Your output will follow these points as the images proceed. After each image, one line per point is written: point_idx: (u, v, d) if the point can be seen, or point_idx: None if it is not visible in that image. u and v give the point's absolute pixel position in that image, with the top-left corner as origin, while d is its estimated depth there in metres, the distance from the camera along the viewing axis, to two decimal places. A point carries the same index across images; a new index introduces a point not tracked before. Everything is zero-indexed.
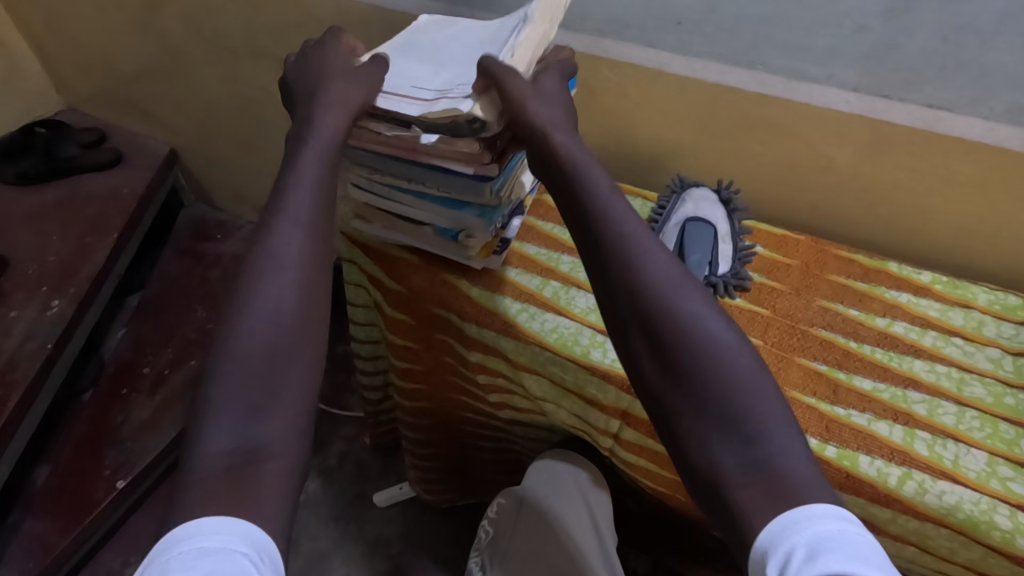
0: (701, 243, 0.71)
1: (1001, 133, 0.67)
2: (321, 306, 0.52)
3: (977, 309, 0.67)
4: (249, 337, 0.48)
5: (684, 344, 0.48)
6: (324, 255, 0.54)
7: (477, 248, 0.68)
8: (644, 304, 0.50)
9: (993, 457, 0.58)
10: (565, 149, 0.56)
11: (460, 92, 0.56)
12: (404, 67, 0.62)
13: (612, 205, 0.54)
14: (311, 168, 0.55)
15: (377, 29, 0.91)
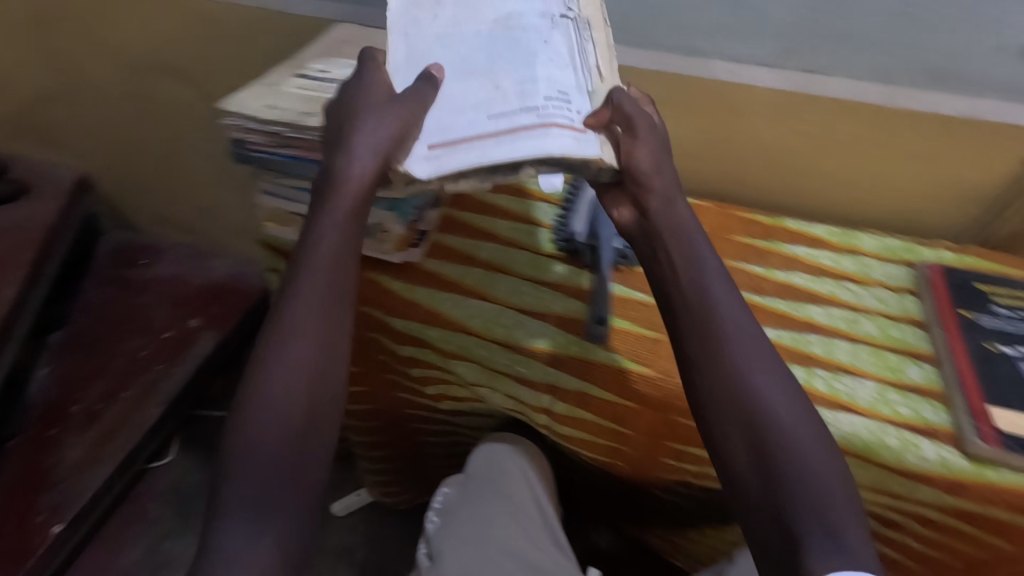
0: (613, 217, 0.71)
1: (867, 90, 0.72)
2: (331, 393, 0.53)
3: (863, 254, 0.73)
4: (268, 418, 0.50)
5: (744, 392, 0.50)
6: (338, 342, 0.54)
7: (393, 241, 0.69)
8: (702, 349, 0.52)
9: (883, 385, 0.61)
10: (659, 215, 0.56)
11: (562, 117, 0.51)
12: (461, 92, 0.54)
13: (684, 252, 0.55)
14: (326, 245, 0.54)
15: (282, 37, 0.91)
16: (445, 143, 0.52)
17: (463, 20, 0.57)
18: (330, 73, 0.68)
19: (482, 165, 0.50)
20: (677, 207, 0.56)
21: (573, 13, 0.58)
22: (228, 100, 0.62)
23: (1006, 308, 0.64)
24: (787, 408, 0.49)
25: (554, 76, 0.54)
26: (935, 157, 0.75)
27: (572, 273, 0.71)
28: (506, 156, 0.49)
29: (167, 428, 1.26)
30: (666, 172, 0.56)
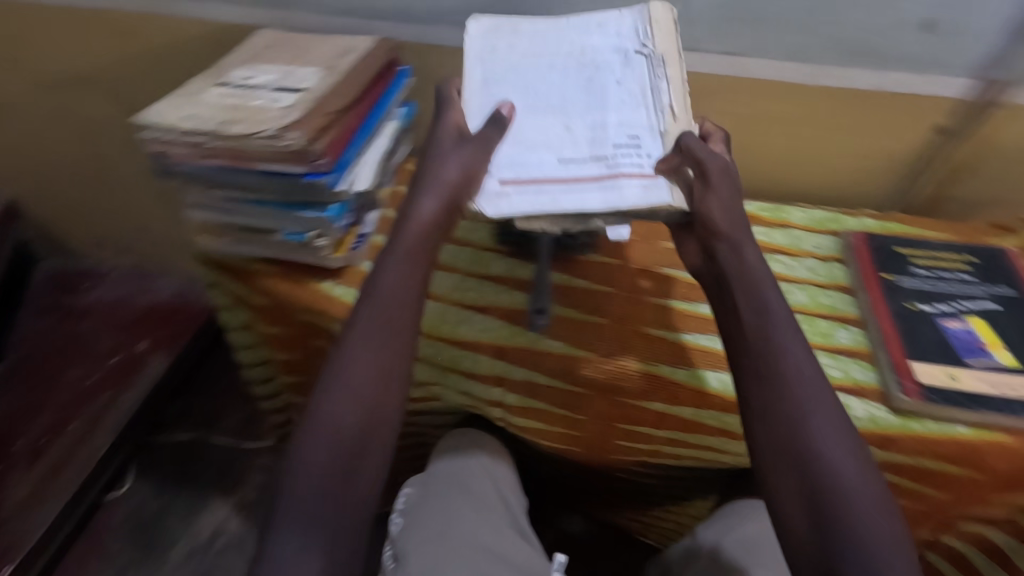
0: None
1: (784, 69, 0.74)
2: (382, 425, 0.53)
3: (793, 227, 0.76)
4: (322, 450, 0.51)
5: (798, 432, 0.48)
6: (395, 373, 0.54)
7: (330, 246, 0.68)
8: (757, 380, 0.50)
9: (815, 351, 0.64)
10: (726, 239, 0.55)
11: (631, 166, 0.54)
12: (532, 128, 0.58)
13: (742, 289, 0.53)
14: (388, 279, 0.56)
15: (204, 47, 0.88)
16: (514, 182, 0.55)
17: (538, 54, 0.61)
18: (253, 80, 0.67)
19: (553, 212, 0.53)
20: (746, 252, 0.54)
21: (647, 49, 0.60)
22: (146, 113, 0.61)
23: (925, 268, 0.68)
24: (845, 455, 0.47)
25: (625, 120, 0.57)
26: (852, 129, 0.79)
27: (514, 265, 0.72)
28: (576, 206, 0.53)
29: (118, 456, 1.20)
30: (732, 211, 0.55)
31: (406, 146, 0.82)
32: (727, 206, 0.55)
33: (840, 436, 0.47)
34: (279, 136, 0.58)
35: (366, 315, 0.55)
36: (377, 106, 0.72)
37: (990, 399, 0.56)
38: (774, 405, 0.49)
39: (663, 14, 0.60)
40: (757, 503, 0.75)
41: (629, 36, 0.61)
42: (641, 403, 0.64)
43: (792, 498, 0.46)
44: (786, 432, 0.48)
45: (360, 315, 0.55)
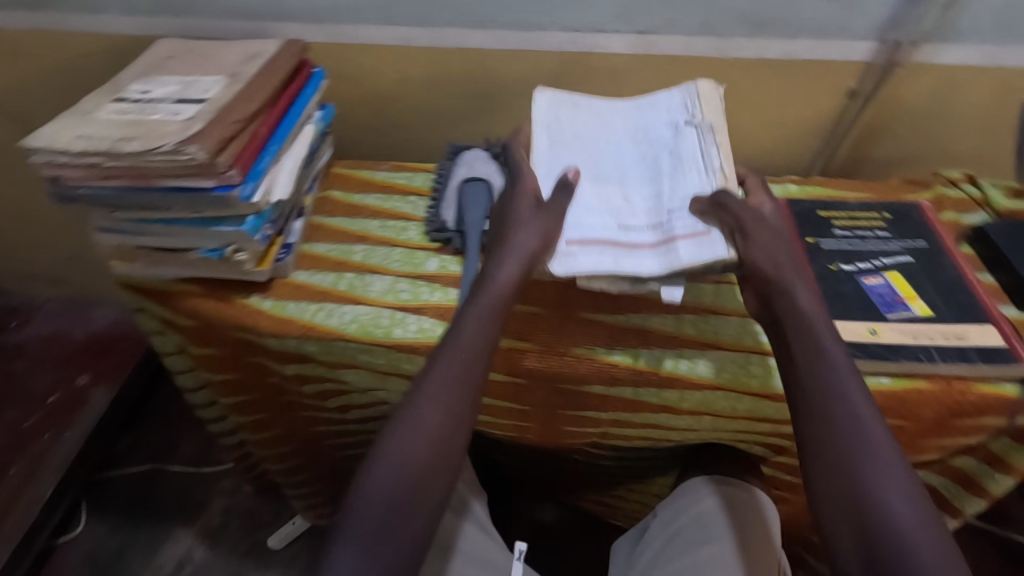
0: (478, 202, 0.72)
1: (699, 44, 0.75)
2: (443, 475, 0.52)
3: None
4: (380, 495, 0.50)
5: (854, 451, 0.47)
6: (461, 422, 0.53)
7: (251, 260, 0.65)
8: (812, 401, 0.50)
9: (746, 319, 0.65)
10: (779, 285, 0.55)
11: (683, 227, 0.57)
12: (593, 196, 0.62)
13: (801, 320, 0.53)
14: (471, 327, 0.56)
15: (110, 64, 0.84)
16: (577, 243, 0.58)
17: (598, 133, 0.67)
18: (151, 93, 0.64)
19: (612, 272, 0.55)
20: (795, 293, 0.55)
21: (695, 119, 0.65)
22: (33, 136, 0.57)
23: (844, 229, 0.70)
24: (900, 483, 0.46)
25: (678, 186, 0.61)
26: (771, 99, 0.80)
27: (446, 262, 0.71)
28: (635, 269, 0.56)
29: (67, 497, 1.14)
30: (783, 252, 0.56)
31: (330, 149, 0.80)
32: (777, 246, 0.57)
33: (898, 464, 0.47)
34: (178, 151, 0.55)
35: (440, 367, 0.55)
36: (292, 111, 0.69)
37: (906, 348, 0.58)
38: (832, 424, 0.48)
39: (712, 87, 0.66)
40: (722, 479, 0.72)
41: (679, 111, 0.67)
42: (582, 387, 0.63)
43: (845, 514, 0.45)
44: (842, 451, 0.47)
45: (435, 366, 0.55)
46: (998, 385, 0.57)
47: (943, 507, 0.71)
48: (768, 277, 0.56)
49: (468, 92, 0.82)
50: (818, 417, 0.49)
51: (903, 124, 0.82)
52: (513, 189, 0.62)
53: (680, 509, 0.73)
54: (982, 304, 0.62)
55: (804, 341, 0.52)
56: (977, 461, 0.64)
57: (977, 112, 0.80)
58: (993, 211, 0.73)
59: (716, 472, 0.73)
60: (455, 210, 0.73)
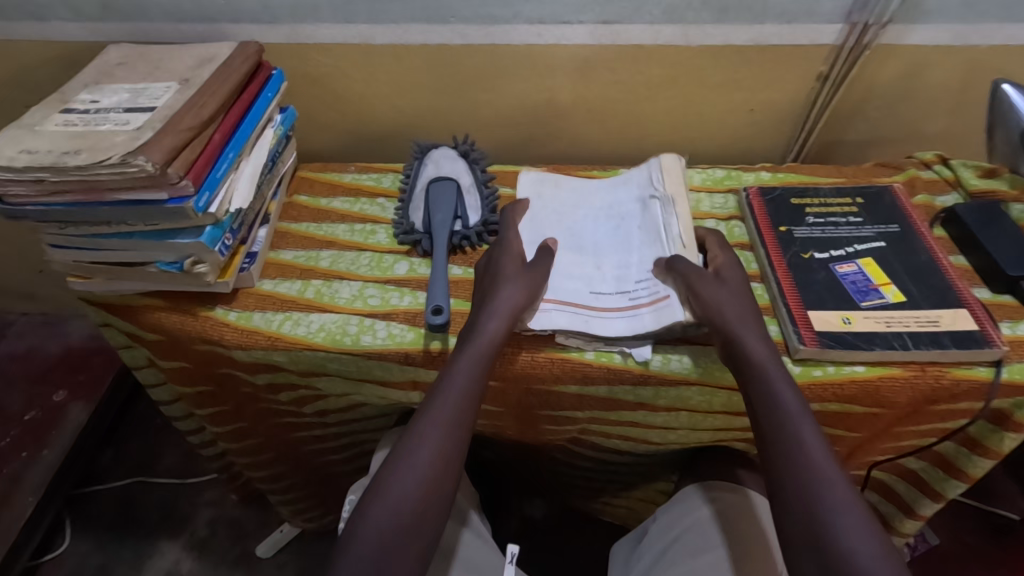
0: (447, 203, 0.71)
1: (666, 33, 0.74)
2: (435, 519, 0.53)
3: (692, 189, 0.76)
4: (374, 535, 0.51)
5: (808, 484, 0.49)
6: (453, 466, 0.54)
7: (212, 272, 0.63)
8: (773, 435, 0.52)
9: None
10: (739, 330, 0.56)
11: (647, 293, 0.62)
12: (569, 262, 0.66)
13: (764, 362, 0.54)
14: (461, 375, 0.56)
15: (60, 70, 0.81)
16: (553, 303, 0.61)
17: (575, 207, 0.72)
18: (99, 103, 0.62)
19: (584, 332, 0.59)
20: (750, 340, 0.55)
21: (659, 192, 0.70)
22: None
23: (817, 216, 0.69)
24: (854, 514, 0.47)
25: (645, 258, 0.65)
26: (741, 86, 0.79)
27: (415, 265, 0.70)
28: (607, 331, 0.59)
29: (49, 515, 1.12)
30: (736, 302, 0.58)
31: (294, 152, 0.79)
32: (727, 293, 0.59)
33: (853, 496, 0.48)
34: (125, 162, 0.53)
35: (432, 412, 0.55)
36: (251, 112, 0.66)
37: (880, 336, 0.57)
38: (787, 453, 0.51)
39: (675, 163, 0.72)
40: (718, 482, 0.72)
41: (646, 185, 0.72)
42: (555, 387, 0.62)
43: (796, 541, 0.48)
44: (798, 482, 0.49)
45: (428, 411, 0.55)
46: (971, 369, 0.56)
47: (925, 491, 0.70)
48: (722, 326, 0.56)
49: (433, 89, 0.81)
50: (777, 451, 0.51)
51: (874, 107, 0.82)
52: (499, 249, 0.64)
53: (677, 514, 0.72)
54: (955, 288, 0.61)
55: (762, 376, 0.53)
56: (956, 445, 0.64)
57: (948, 91, 0.79)
58: (966, 191, 0.72)
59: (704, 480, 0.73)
60: (424, 211, 0.72)
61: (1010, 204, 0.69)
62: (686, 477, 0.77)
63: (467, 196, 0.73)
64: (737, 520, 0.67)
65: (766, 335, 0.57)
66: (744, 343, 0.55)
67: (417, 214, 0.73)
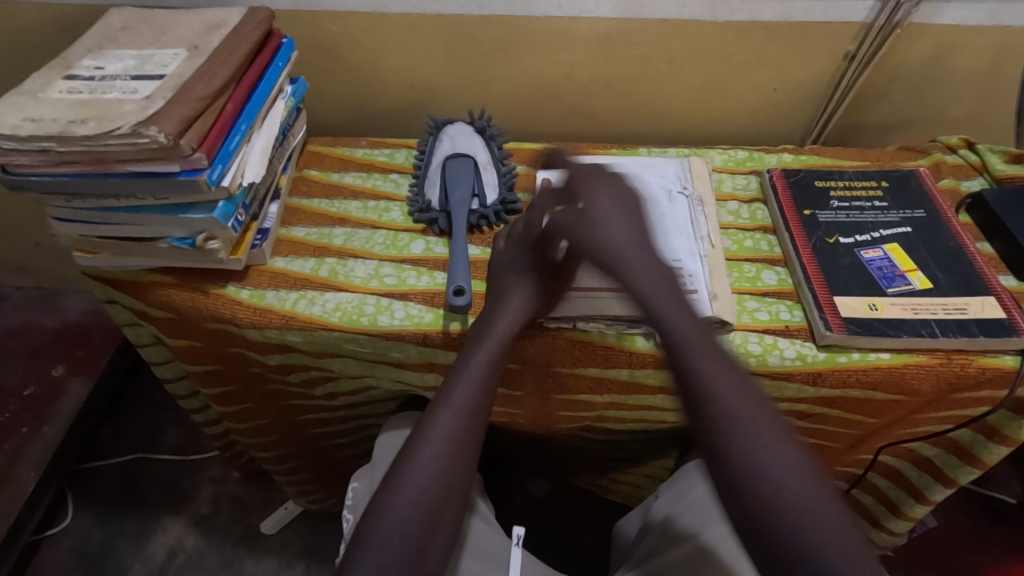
0: (464, 179, 0.70)
1: (692, 7, 0.71)
2: (456, 507, 0.51)
3: (714, 170, 0.74)
4: (393, 534, 0.47)
5: (721, 436, 0.42)
6: (471, 457, 0.53)
7: (225, 248, 0.61)
8: (679, 375, 0.46)
9: (741, 296, 0.62)
10: (625, 262, 0.53)
11: (671, 280, 0.61)
12: None
13: (661, 302, 0.50)
14: (479, 365, 0.55)
15: (60, 36, 0.77)
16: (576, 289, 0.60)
17: None
18: (104, 70, 0.59)
19: (606, 315, 0.59)
20: (640, 258, 0.53)
21: (687, 191, 0.70)
22: None
23: (841, 200, 0.68)
24: (787, 470, 0.39)
25: (670, 245, 0.64)
26: (766, 64, 0.77)
27: (432, 244, 0.68)
28: (629, 312, 0.58)
29: (50, 491, 1.11)
30: (625, 232, 0.55)
31: (305, 124, 0.76)
32: (620, 222, 0.56)
33: (781, 436, 0.41)
34: (136, 132, 0.51)
35: (450, 404, 0.53)
36: (263, 82, 0.64)
37: (908, 323, 0.57)
38: (689, 393, 0.44)
39: (700, 164, 0.72)
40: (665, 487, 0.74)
41: (672, 179, 0.71)
42: (576, 370, 0.61)
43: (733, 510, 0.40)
44: (722, 425, 0.42)
45: (444, 403, 0.54)
46: (997, 357, 0.56)
47: (937, 477, 0.70)
48: (604, 259, 0.54)
49: (450, 62, 0.78)
50: (689, 395, 0.45)
51: (900, 88, 0.80)
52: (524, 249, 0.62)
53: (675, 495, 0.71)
54: (983, 276, 0.60)
55: (654, 312, 0.50)
56: (972, 433, 0.64)
57: (977, 73, 0.77)
58: (992, 177, 0.71)
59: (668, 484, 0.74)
60: (439, 188, 0.71)
61: None
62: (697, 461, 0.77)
63: (484, 174, 0.71)
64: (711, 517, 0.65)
65: (660, 273, 0.52)
66: (637, 282, 0.52)
67: (433, 190, 0.72)
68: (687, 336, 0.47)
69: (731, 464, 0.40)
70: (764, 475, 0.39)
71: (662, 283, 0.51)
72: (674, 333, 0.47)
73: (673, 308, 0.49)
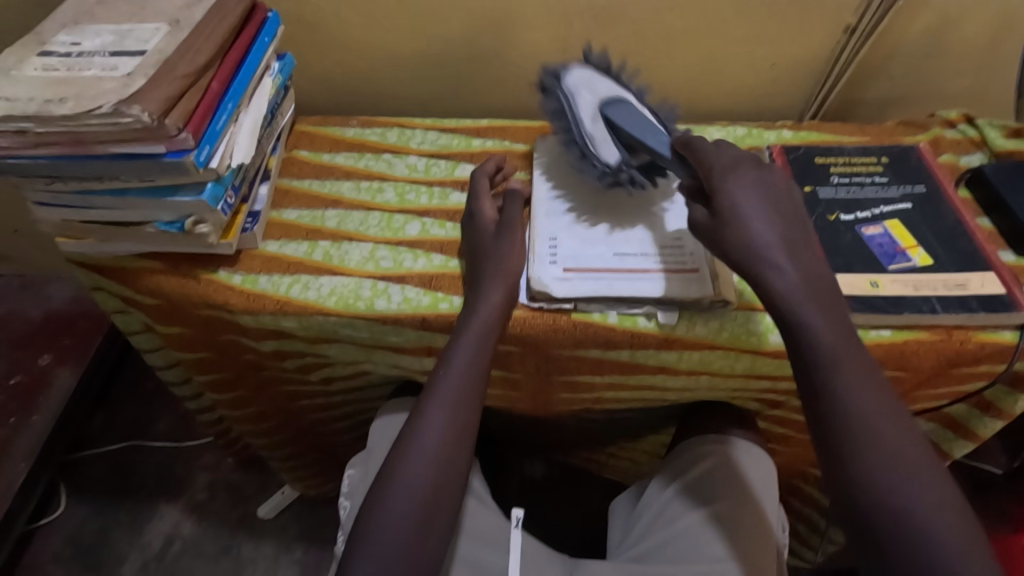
0: (639, 120, 0.61)
1: None
2: (451, 496, 0.52)
3: None
4: (388, 527, 0.49)
5: (857, 447, 0.44)
6: (462, 444, 0.53)
7: (214, 232, 0.59)
8: (823, 386, 0.46)
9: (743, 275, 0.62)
10: (777, 268, 0.48)
11: (671, 258, 0.60)
12: (589, 225, 0.63)
13: (809, 308, 0.47)
14: (463, 356, 0.55)
15: (31, 10, 0.73)
16: (576, 267, 0.60)
17: None
18: (81, 45, 0.56)
19: (607, 296, 0.58)
20: (786, 268, 0.48)
21: None
22: None
23: (842, 175, 0.67)
24: (923, 486, 0.43)
25: (671, 224, 0.64)
26: (763, 38, 0.75)
27: (427, 225, 0.67)
28: (630, 292, 0.58)
29: (42, 481, 1.09)
30: (775, 233, 0.49)
31: (293, 103, 0.74)
32: (765, 226, 0.49)
33: (917, 461, 0.44)
34: (117, 111, 0.49)
35: (436, 398, 0.54)
36: (248, 58, 0.61)
37: (909, 299, 0.57)
38: (845, 414, 0.45)
39: None
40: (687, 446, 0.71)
41: None
42: (576, 351, 0.60)
43: (865, 520, 0.43)
44: (866, 453, 0.44)
45: (432, 394, 0.54)
46: (995, 332, 0.56)
47: (932, 451, 0.72)
48: (746, 264, 0.49)
49: (441, 39, 0.76)
50: (834, 415, 0.45)
51: (898, 62, 0.79)
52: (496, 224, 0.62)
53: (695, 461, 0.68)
54: (983, 252, 0.60)
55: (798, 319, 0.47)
56: (968, 407, 0.65)
57: (975, 47, 0.77)
58: (991, 151, 0.71)
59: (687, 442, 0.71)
60: (615, 140, 0.63)
61: None
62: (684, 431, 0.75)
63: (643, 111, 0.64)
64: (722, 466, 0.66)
65: (814, 273, 0.49)
66: (783, 290, 0.48)
67: (608, 148, 0.63)
68: (836, 353, 0.46)
69: (860, 470, 0.44)
70: (885, 490, 0.43)
71: (817, 279, 0.48)
72: (818, 346, 0.46)
73: (818, 315, 0.47)
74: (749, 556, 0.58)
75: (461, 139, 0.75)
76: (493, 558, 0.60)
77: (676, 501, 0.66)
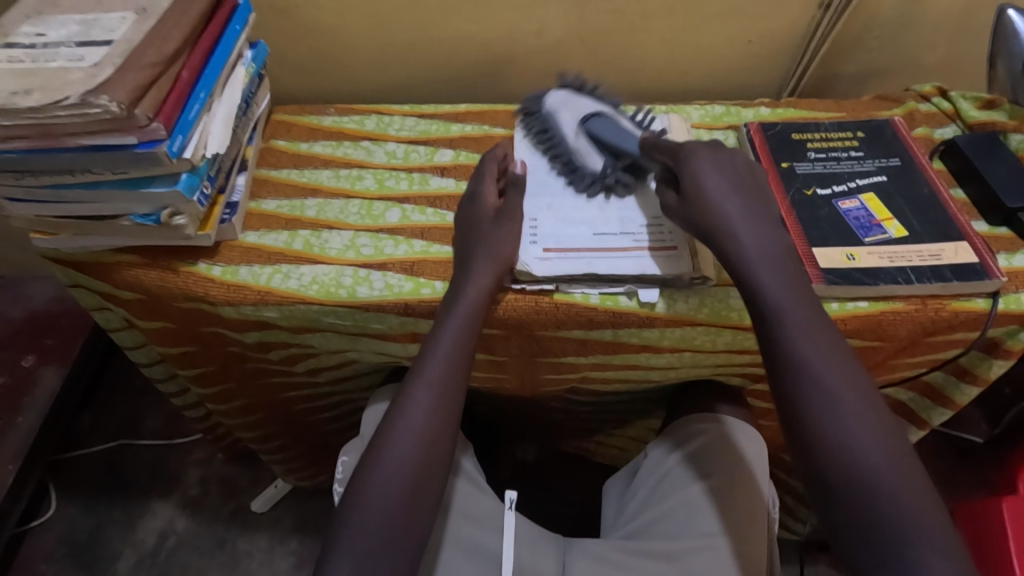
0: (618, 129, 0.65)
1: None
2: (439, 473, 0.52)
3: (692, 126, 0.74)
4: (376, 502, 0.50)
5: (823, 419, 0.45)
6: (449, 422, 0.54)
7: (192, 224, 0.59)
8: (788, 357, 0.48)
9: None
10: (741, 241, 0.51)
11: (646, 235, 0.61)
12: (570, 207, 0.64)
13: (773, 279, 0.50)
14: (451, 333, 0.55)
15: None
16: (557, 248, 0.60)
17: None
18: (46, 36, 0.55)
19: (589, 275, 0.58)
20: (743, 229, 0.51)
21: None
22: None
23: (819, 151, 0.68)
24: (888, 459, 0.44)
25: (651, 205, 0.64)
26: (740, 15, 0.75)
27: (408, 211, 0.67)
28: (610, 270, 0.58)
29: (31, 482, 1.08)
30: (734, 203, 0.52)
31: (268, 92, 0.73)
32: (725, 193, 0.53)
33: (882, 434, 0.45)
34: (85, 102, 0.48)
35: (424, 375, 0.54)
36: (220, 46, 0.60)
37: (885, 271, 0.58)
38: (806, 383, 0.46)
39: (679, 122, 0.72)
40: (678, 424, 0.71)
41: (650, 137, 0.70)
42: (559, 333, 0.60)
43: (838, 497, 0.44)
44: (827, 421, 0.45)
45: (420, 373, 0.54)
46: (969, 301, 0.57)
47: (911, 420, 0.73)
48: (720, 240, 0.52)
49: (416, 24, 0.75)
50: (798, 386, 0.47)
51: (875, 35, 0.79)
52: (471, 205, 0.63)
53: (686, 439, 0.69)
54: (956, 222, 0.61)
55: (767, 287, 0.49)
56: (945, 375, 0.66)
57: (947, 19, 0.77)
58: (964, 123, 0.71)
59: (682, 418, 0.72)
60: (600, 150, 0.66)
61: (1008, 135, 0.68)
62: (671, 411, 0.76)
63: (621, 119, 0.68)
64: (717, 445, 0.66)
65: (772, 240, 0.52)
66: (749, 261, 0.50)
67: (592, 156, 0.66)
68: (797, 320, 0.48)
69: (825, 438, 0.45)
70: (851, 463, 0.44)
71: (774, 245, 0.52)
72: (780, 312, 0.49)
73: (783, 287, 0.50)
74: (736, 531, 0.60)
75: (440, 125, 0.75)
76: (484, 537, 0.61)
77: (669, 477, 0.66)
